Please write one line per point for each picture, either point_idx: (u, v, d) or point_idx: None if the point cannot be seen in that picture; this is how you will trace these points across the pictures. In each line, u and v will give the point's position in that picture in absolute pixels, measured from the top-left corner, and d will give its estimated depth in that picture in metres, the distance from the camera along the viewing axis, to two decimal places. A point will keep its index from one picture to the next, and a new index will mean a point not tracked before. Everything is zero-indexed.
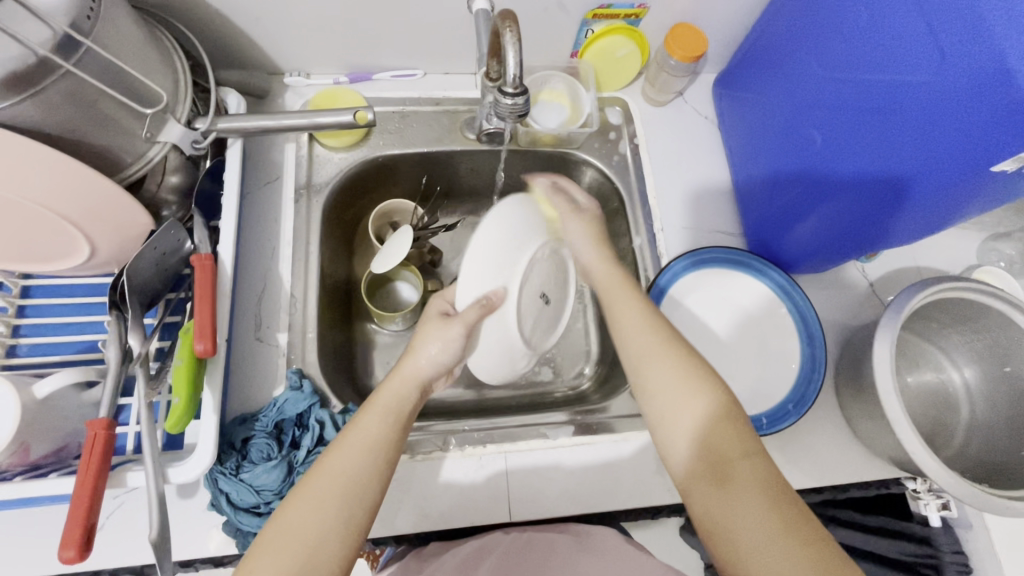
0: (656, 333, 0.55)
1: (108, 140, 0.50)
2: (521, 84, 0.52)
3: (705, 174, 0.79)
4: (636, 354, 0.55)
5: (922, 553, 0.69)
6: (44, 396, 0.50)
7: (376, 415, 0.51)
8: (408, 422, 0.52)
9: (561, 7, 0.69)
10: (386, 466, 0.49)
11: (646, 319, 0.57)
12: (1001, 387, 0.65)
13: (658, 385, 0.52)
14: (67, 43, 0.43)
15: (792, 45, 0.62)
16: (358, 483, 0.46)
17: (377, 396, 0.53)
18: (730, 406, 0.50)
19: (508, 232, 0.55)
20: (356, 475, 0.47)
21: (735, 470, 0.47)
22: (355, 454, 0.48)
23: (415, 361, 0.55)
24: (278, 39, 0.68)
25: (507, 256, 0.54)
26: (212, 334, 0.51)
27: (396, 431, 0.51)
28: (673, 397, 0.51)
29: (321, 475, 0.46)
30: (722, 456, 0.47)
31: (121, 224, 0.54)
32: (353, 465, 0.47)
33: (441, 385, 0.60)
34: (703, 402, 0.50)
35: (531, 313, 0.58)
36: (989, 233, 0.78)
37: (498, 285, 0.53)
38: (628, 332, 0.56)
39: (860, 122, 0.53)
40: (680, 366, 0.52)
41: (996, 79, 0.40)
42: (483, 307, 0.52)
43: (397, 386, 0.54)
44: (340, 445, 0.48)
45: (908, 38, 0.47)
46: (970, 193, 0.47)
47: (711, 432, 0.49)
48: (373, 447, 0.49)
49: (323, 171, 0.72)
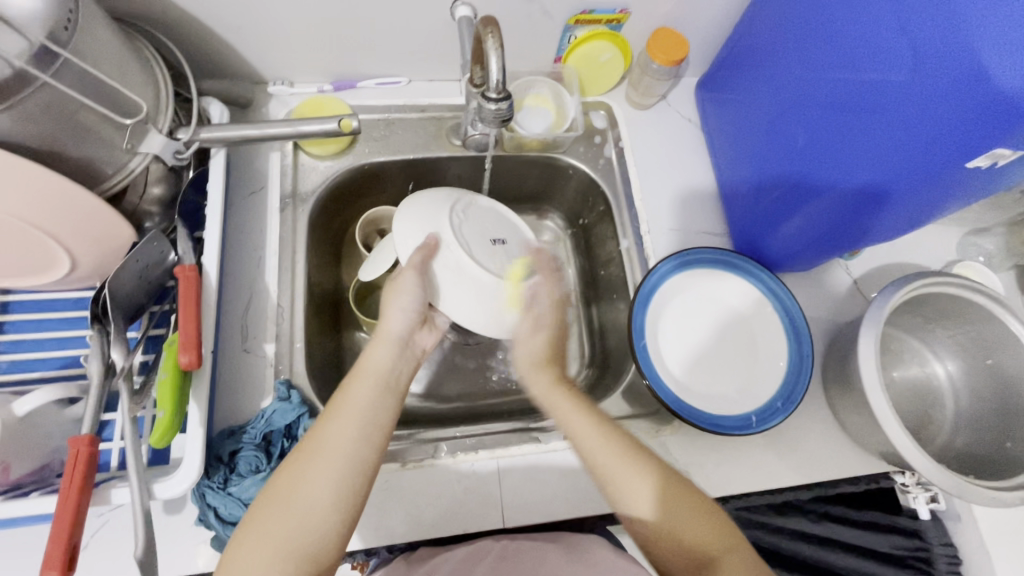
0: (615, 440, 0.52)
1: (90, 153, 0.50)
2: (504, 90, 0.52)
3: (690, 177, 0.79)
4: (588, 458, 0.52)
5: (914, 547, 0.72)
6: (25, 413, 0.49)
7: (364, 385, 0.51)
8: (398, 388, 0.53)
9: (544, 13, 0.69)
10: (379, 429, 0.49)
11: (591, 419, 0.53)
12: (985, 380, 0.66)
13: (625, 492, 0.50)
14: (45, 54, 0.43)
15: (772, 48, 0.63)
16: (348, 454, 0.46)
17: (364, 361, 0.53)
18: (680, 489, 0.49)
19: (422, 210, 0.59)
20: (346, 445, 0.46)
21: (717, 561, 0.46)
22: (346, 422, 0.48)
23: (388, 315, 0.55)
24: (261, 48, 0.68)
25: (435, 213, 0.59)
26: (196, 346, 0.51)
27: (388, 398, 0.51)
28: (639, 504, 0.49)
29: (315, 440, 0.47)
30: (699, 544, 0.47)
31: (103, 236, 0.53)
32: (343, 432, 0.47)
33: (428, 337, 0.59)
34: (677, 501, 0.49)
35: (490, 253, 0.60)
36: (968, 229, 0.79)
37: (428, 233, 0.57)
38: (579, 438, 0.53)
39: (841, 121, 0.53)
40: (640, 469, 0.50)
41: (970, 78, 0.41)
42: (424, 249, 0.56)
43: (382, 352, 0.54)
44: (331, 415, 0.48)
45: (887, 38, 0.47)
46: (948, 189, 0.48)
47: (682, 520, 0.48)
48: (366, 410, 0.49)
49: (308, 180, 0.71)
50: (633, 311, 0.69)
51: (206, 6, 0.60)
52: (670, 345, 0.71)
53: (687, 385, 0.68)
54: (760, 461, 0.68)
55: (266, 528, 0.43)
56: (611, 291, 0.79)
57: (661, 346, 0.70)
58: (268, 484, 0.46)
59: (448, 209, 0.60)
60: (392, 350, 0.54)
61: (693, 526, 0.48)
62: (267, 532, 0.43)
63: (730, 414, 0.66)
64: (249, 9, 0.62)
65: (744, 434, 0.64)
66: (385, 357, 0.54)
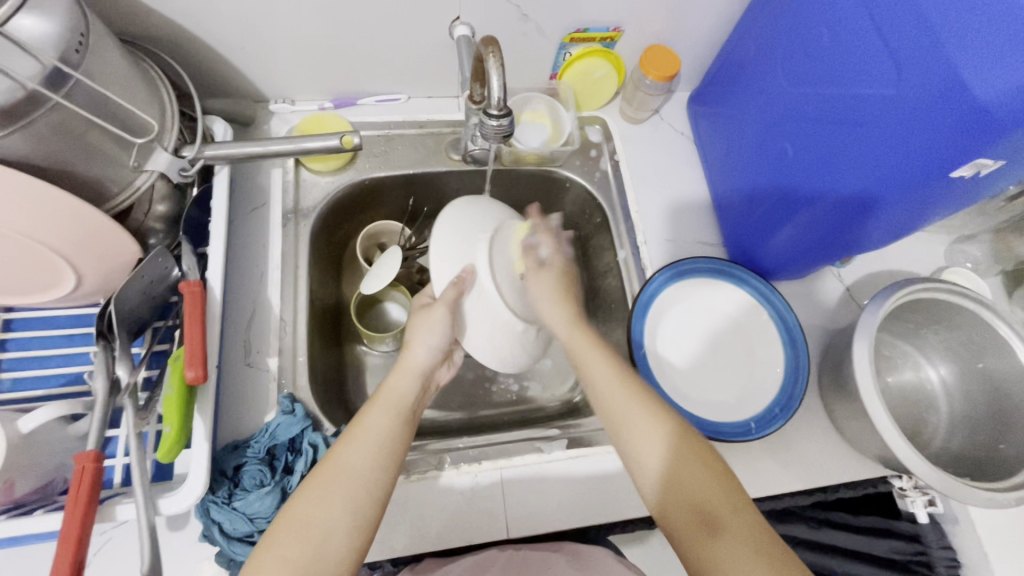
0: (633, 388, 0.54)
1: (98, 171, 0.51)
2: (505, 107, 0.53)
3: (684, 188, 0.81)
4: (607, 399, 0.54)
5: (913, 551, 0.73)
6: (29, 430, 0.49)
7: (380, 412, 0.52)
8: (413, 415, 0.54)
9: (539, 32, 0.71)
10: (394, 454, 0.50)
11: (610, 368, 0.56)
12: (977, 383, 0.67)
13: (638, 436, 0.51)
14: (57, 76, 0.44)
15: (761, 64, 0.66)
16: (364, 478, 0.47)
17: (382, 392, 0.54)
18: (691, 439, 0.51)
19: (460, 231, 0.57)
20: (364, 468, 0.48)
21: (717, 514, 0.46)
22: (365, 447, 0.49)
23: (413, 352, 0.56)
24: (263, 68, 0.70)
25: (471, 243, 0.57)
26: (202, 360, 0.51)
27: (403, 427, 0.52)
28: (650, 447, 0.51)
29: (333, 465, 0.47)
30: (702, 497, 0.47)
31: (109, 254, 0.53)
32: (361, 457, 0.48)
33: (443, 373, 0.63)
34: (682, 450, 0.50)
35: (517, 290, 0.57)
36: (955, 236, 0.81)
37: (467, 265, 0.55)
38: (598, 388, 0.55)
39: (828, 134, 0.55)
40: (654, 416, 0.52)
41: (949, 91, 0.43)
42: (458, 285, 0.54)
43: (402, 382, 0.55)
44: (348, 439, 0.49)
45: (868, 55, 0.50)
46: (933, 198, 0.49)
47: (685, 471, 0.49)
48: (383, 441, 0.50)
49: (310, 195, 0.72)
50: (632, 320, 0.70)
51: (210, 26, 0.62)
52: (668, 353, 0.72)
53: (687, 392, 0.69)
54: (760, 467, 0.68)
55: (283, 552, 0.43)
56: (609, 302, 0.80)
57: (660, 354, 0.71)
58: (281, 513, 0.45)
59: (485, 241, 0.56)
60: (414, 382, 0.56)
61: (696, 481, 0.48)
62: (284, 557, 0.42)
63: (730, 421, 0.67)
64: (252, 30, 0.63)
65: (744, 440, 0.65)
66: (405, 386, 0.55)
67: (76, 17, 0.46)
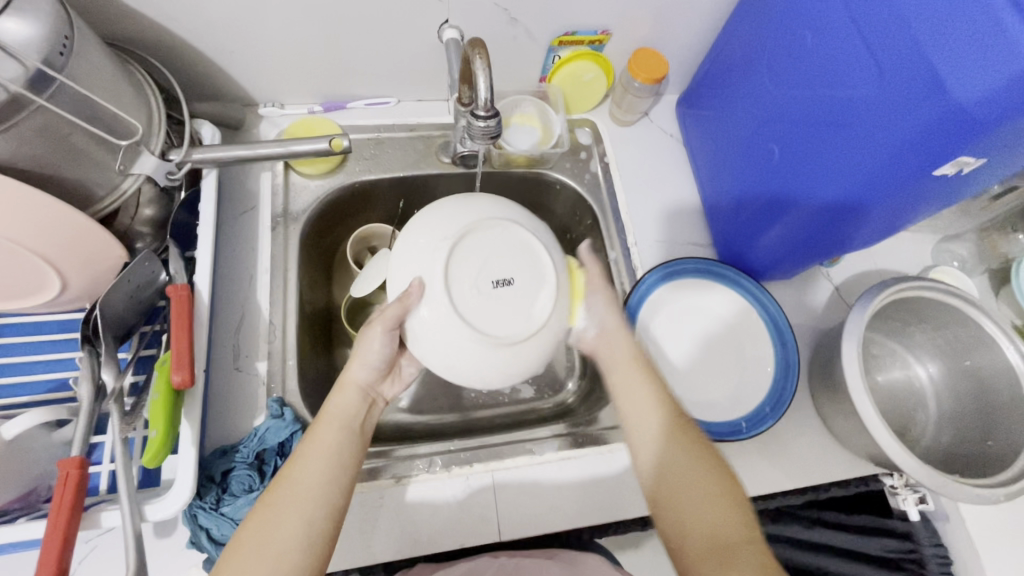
0: (671, 422, 0.55)
1: (83, 175, 0.51)
2: (493, 108, 0.53)
3: (674, 190, 0.82)
4: (642, 429, 0.55)
5: (906, 549, 0.72)
6: (11, 437, 0.48)
7: (329, 428, 0.51)
8: (362, 430, 0.53)
9: (528, 35, 0.72)
10: (345, 468, 0.49)
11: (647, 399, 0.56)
12: (964, 380, 0.68)
13: (669, 472, 0.52)
14: (40, 79, 0.43)
15: (748, 67, 0.66)
16: (318, 493, 0.47)
17: (329, 409, 0.53)
18: (706, 451, 0.53)
19: (426, 234, 0.50)
20: (317, 484, 0.47)
21: (735, 549, 0.47)
22: (314, 465, 0.48)
23: (352, 368, 0.55)
24: (252, 72, 0.69)
25: (429, 247, 0.49)
26: (189, 364, 0.51)
27: (355, 441, 0.52)
28: (681, 480, 0.52)
29: (283, 485, 0.47)
30: (723, 532, 0.48)
31: (94, 258, 0.53)
32: (312, 475, 0.48)
33: (391, 389, 0.60)
34: (710, 485, 0.51)
35: (479, 304, 0.48)
36: (941, 235, 0.82)
37: (416, 277, 0.49)
38: (635, 420, 0.56)
39: (814, 134, 0.56)
40: (690, 454, 0.53)
41: (929, 91, 0.43)
42: (403, 301, 0.49)
43: (343, 399, 0.54)
44: (298, 458, 0.49)
45: (852, 56, 0.50)
46: (917, 196, 0.50)
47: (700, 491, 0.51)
48: (337, 457, 0.49)
49: (300, 199, 0.72)
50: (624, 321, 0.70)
51: (199, 29, 0.61)
52: (659, 355, 0.72)
53: (678, 392, 0.70)
54: (751, 467, 0.68)
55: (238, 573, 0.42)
56: None
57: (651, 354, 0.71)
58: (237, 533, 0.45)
59: (446, 243, 0.48)
60: (355, 399, 0.54)
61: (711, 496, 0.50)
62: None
63: (723, 421, 0.67)
64: (241, 33, 0.63)
65: (736, 440, 0.65)
66: (349, 403, 0.54)
67: (60, 20, 0.46)
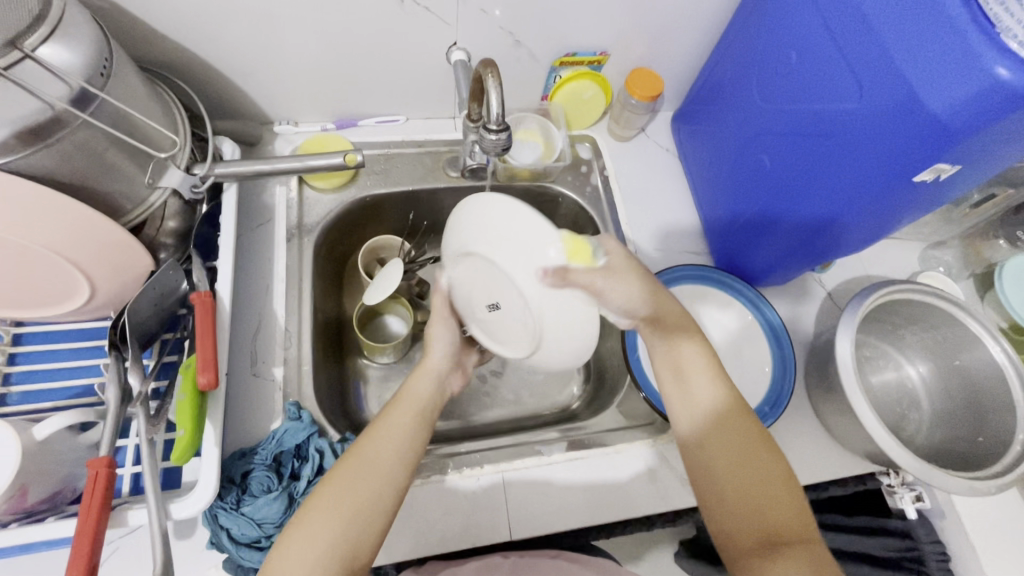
0: (727, 407, 0.55)
1: (115, 187, 0.53)
2: (504, 123, 0.56)
3: (671, 201, 0.85)
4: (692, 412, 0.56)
5: (905, 547, 0.71)
6: (44, 437, 0.50)
7: (404, 412, 0.54)
8: (430, 418, 0.55)
9: (531, 56, 0.76)
10: (413, 451, 0.52)
11: (699, 383, 0.57)
12: (953, 379, 0.71)
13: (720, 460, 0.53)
14: (83, 97, 0.47)
15: (737, 85, 0.71)
16: (387, 470, 0.49)
17: (405, 392, 0.56)
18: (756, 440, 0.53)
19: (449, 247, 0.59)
20: (388, 462, 0.50)
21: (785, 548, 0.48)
22: (388, 442, 0.51)
23: (429, 355, 0.59)
24: (269, 92, 0.73)
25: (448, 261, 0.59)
26: (214, 367, 0.53)
27: (423, 430, 0.54)
28: (733, 472, 0.52)
29: (362, 453, 0.50)
30: (778, 525, 0.50)
31: (122, 266, 0.55)
32: (384, 451, 0.50)
33: (457, 382, 0.63)
34: (765, 476, 0.52)
35: (487, 320, 0.57)
36: (927, 243, 0.86)
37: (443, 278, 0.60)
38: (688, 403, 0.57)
39: (802, 146, 0.60)
40: (747, 446, 0.53)
41: (906, 104, 0.47)
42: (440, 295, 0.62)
43: (419, 384, 0.57)
44: (375, 432, 0.52)
45: (835, 73, 0.54)
46: (901, 202, 0.53)
47: (747, 480, 0.52)
48: (405, 439, 0.52)
49: (313, 212, 0.75)
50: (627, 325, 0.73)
51: (222, 52, 0.65)
52: None
53: None
54: None
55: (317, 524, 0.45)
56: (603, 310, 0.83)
57: None
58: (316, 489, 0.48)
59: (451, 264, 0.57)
60: (429, 383, 0.57)
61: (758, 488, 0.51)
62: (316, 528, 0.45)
63: None
64: (261, 55, 0.67)
65: None
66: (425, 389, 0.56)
67: (101, 43, 0.49)
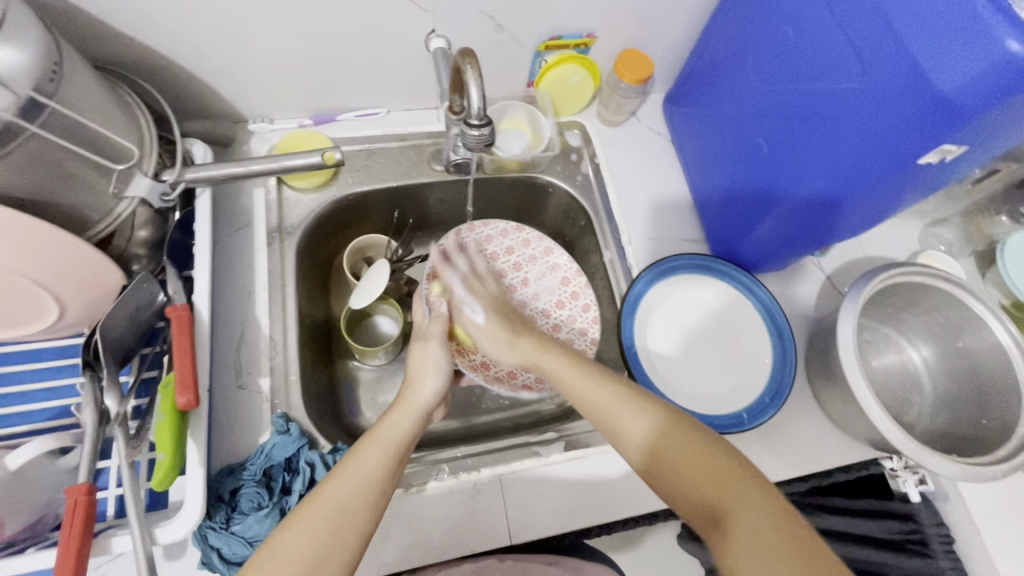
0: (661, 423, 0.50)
1: (77, 199, 0.50)
2: (486, 116, 0.54)
3: (665, 187, 0.83)
4: (618, 424, 0.52)
5: (907, 530, 0.72)
6: (17, 467, 0.49)
7: (376, 446, 0.51)
8: (406, 454, 0.53)
9: (514, 41, 0.72)
10: (383, 491, 0.49)
11: (630, 399, 0.53)
12: (955, 361, 0.70)
13: (666, 451, 0.48)
14: (32, 106, 0.43)
15: (731, 64, 0.68)
16: (350, 517, 0.46)
17: (379, 429, 0.53)
18: (684, 426, 0.50)
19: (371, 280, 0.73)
20: (352, 509, 0.46)
21: (730, 519, 0.43)
22: (354, 485, 0.47)
23: (420, 390, 0.58)
24: (241, 88, 0.69)
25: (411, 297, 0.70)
26: (193, 385, 0.51)
27: (395, 465, 0.51)
28: (686, 471, 0.47)
29: (319, 502, 0.46)
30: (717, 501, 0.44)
31: (91, 281, 0.52)
32: (348, 496, 0.47)
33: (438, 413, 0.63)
34: (712, 463, 0.46)
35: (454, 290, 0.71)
36: (928, 220, 0.84)
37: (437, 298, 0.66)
38: (621, 426, 0.52)
39: (800, 128, 0.57)
40: (695, 450, 0.47)
41: (912, 83, 0.44)
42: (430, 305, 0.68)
43: (401, 418, 0.55)
44: (337, 474, 0.48)
45: (834, 50, 0.51)
46: (903, 184, 0.50)
47: (681, 457, 0.47)
48: (373, 477, 0.49)
49: (294, 213, 0.72)
50: (622, 320, 0.71)
51: (187, 47, 0.61)
52: (661, 350, 0.73)
53: (679, 386, 0.71)
54: (755, 457, 0.69)
55: None
56: (600, 302, 0.82)
57: (650, 346, 0.72)
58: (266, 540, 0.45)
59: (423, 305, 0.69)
60: (413, 419, 0.56)
61: (700, 473, 0.46)
62: None
63: (723, 412, 0.68)
64: (228, 49, 0.63)
65: (738, 431, 0.66)
66: (406, 425, 0.55)
67: (50, 46, 0.45)
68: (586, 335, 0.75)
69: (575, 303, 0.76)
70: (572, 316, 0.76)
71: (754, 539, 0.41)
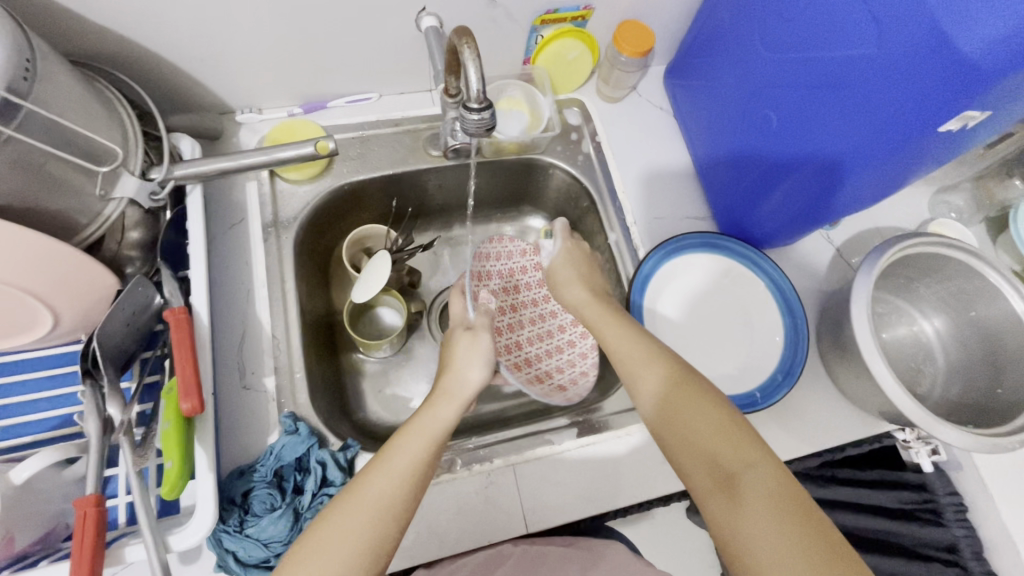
0: (674, 382, 0.54)
1: (63, 204, 0.48)
2: (485, 99, 0.51)
3: (669, 163, 0.81)
4: (634, 378, 0.56)
5: (921, 500, 0.74)
6: (23, 480, 0.47)
7: (417, 438, 0.51)
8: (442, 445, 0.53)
9: (508, 17, 0.69)
10: (418, 484, 0.49)
11: (649, 356, 0.57)
12: (968, 331, 0.69)
13: (686, 416, 0.51)
14: (6, 107, 0.41)
15: (737, 33, 0.64)
16: (387, 509, 0.46)
17: (421, 421, 0.54)
18: (698, 387, 0.53)
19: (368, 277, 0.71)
20: (390, 501, 0.46)
21: (740, 483, 0.46)
22: (393, 478, 0.47)
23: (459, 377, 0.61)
24: (226, 78, 0.67)
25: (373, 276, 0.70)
26: (196, 390, 0.49)
27: (435, 456, 0.51)
28: (705, 435, 0.49)
29: (360, 496, 0.46)
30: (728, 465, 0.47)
31: (84, 288, 0.51)
32: (388, 490, 0.47)
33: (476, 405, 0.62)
34: (724, 430, 0.49)
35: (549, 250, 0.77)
36: (938, 187, 0.82)
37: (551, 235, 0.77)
38: (636, 383, 0.56)
39: (811, 98, 0.54)
40: (714, 418, 0.50)
41: (932, 46, 0.42)
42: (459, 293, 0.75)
43: (443, 412, 0.55)
44: (382, 462, 0.48)
45: (850, 14, 0.48)
46: (920, 153, 0.48)
47: (694, 419, 0.51)
48: (412, 470, 0.49)
49: (289, 206, 0.70)
50: (631, 297, 0.71)
51: (166, 36, 0.58)
52: (670, 331, 0.72)
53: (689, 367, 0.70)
54: (766, 434, 0.69)
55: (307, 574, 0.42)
56: None
57: (659, 326, 0.71)
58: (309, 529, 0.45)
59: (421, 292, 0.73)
60: (457, 408, 0.56)
61: (711, 436, 0.49)
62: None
63: (735, 393, 0.67)
64: (210, 36, 0.60)
65: (752, 411, 0.66)
66: (449, 415, 0.55)
67: (20, 43, 0.43)
68: (586, 357, 0.77)
69: (575, 329, 0.79)
70: (580, 351, 0.78)
71: (762, 508, 0.44)
